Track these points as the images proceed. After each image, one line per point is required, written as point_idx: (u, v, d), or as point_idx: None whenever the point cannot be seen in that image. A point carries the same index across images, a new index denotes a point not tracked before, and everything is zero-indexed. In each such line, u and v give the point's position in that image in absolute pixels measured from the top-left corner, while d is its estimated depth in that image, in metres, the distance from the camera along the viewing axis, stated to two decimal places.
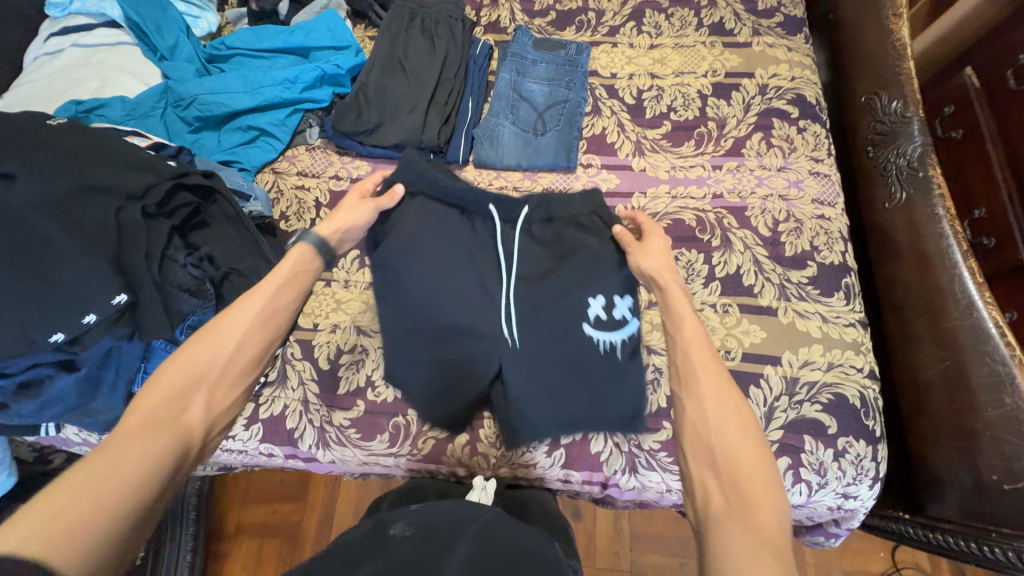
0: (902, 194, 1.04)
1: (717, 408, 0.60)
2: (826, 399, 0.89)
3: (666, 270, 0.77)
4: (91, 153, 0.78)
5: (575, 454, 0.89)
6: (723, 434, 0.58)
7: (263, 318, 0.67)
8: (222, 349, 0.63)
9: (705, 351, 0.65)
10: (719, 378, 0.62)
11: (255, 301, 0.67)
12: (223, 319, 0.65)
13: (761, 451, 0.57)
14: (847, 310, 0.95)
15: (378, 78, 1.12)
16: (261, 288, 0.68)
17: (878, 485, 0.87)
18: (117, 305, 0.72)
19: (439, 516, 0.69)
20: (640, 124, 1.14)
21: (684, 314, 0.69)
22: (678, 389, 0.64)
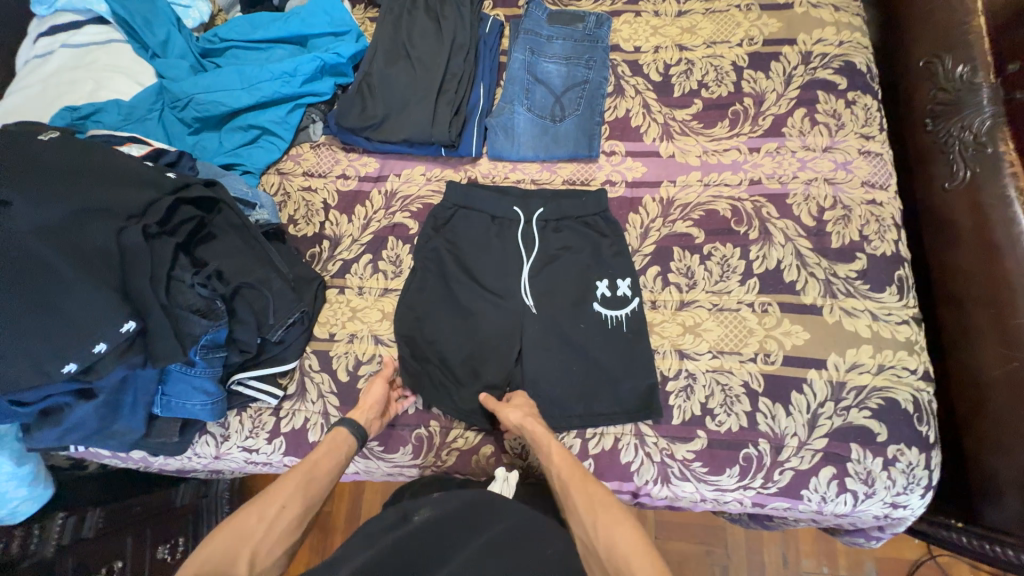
0: (966, 173, 0.93)
1: (591, 512, 0.69)
2: (876, 404, 0.82)
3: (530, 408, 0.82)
4: (85, 170, 0.74)
5: (605, 465, 0.85)
6: (600, 528, 0.67)
7: (312, 486, 0.74)
8: (267, 510, 0.69)
9: (571, 465, 0.75)
10: (588, 489, 0.72)
11: (300, 473, 0.74)
12: (271, 488, 0.72)
13: (632, 524, 0.67)
14: (900, 306, 0.87)
15: (382, 66, 1.03)
16: (308, 461, 0.76)
17: (930, 493, 0.82)
18: (126, 333, 0.69)
19: (467, 499, 0.67)
20: (668, 104, 1.04)
21: (546, 442, 0.77)
22: (564, 508, 0.73)
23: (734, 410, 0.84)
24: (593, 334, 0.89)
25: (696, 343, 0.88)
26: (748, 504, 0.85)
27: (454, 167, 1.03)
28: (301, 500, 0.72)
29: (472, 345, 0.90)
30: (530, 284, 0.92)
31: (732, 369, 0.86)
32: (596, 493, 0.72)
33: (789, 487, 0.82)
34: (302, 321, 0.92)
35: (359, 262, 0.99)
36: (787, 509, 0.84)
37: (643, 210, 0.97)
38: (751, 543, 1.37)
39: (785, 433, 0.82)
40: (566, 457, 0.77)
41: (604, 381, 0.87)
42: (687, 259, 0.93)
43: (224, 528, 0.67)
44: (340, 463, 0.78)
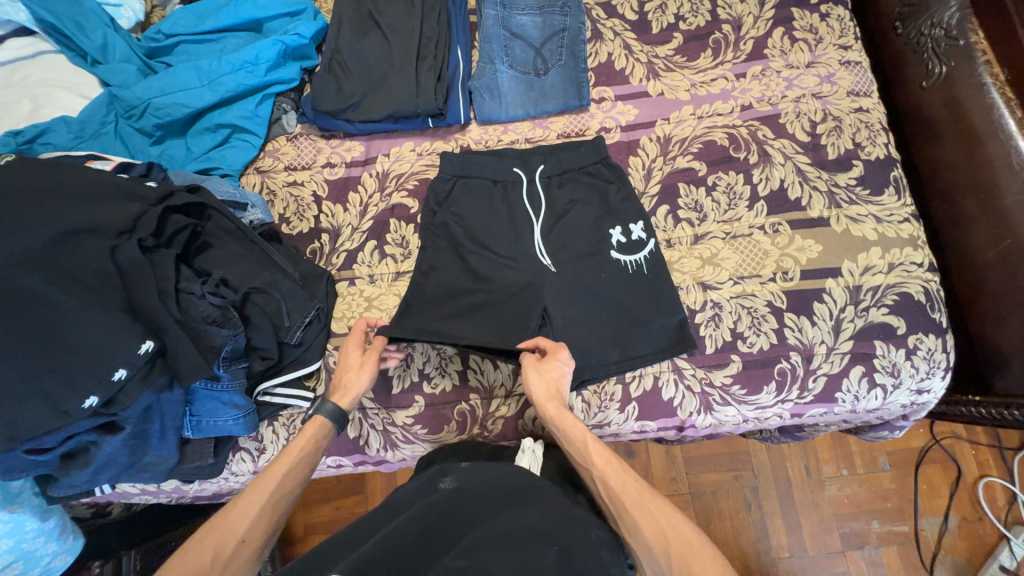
0: (942, 69, 0.96)
1: (657, 537, 0.61)
2: (892, 300, 0.86)
3: (552, 391, 0.76)
4: (58, 190, 0.68)
5: (649, 405, 0.87)
6: (673, 558, 0.59)
7: (278, 503, 0.68)
8: (223, 546, 0.62)
9: (619, 467, 0.68)
10: (647, 498, 0.64)
11: (260, 495, 0.67)
12: (225, 513, 0.65)
13: (713, 553, 0.58)
14: (899, 205, 0.91)
15: (352, 40, 0.97)
16: (267, 477, 0.68)
17: (949, 374, 0.87)
18: (145, 353, 0.66)
19: (498, 481, 0.65)
20: (648, 42, 1.02)
21: (588, 448, 0.70)
22: (620, 523, 0.65)
23: (762, 329, 0.87)
24: (616, 280, 0.89)
25: (716, 273, 0.90)
26: (787, 417, 0.88)
27: (444, 138, 1.00)
28: (263, 525, 0.66)
29: (496, 313, 0.88)
30: (544, 243, 0.91)
31: (755, 291, 0.88)
32: (659, 514, 0.63)
33: (823, 393, 0.86)
34: (319, 319, 0.89)
35: (364, 250, 0.95)
36: (824, 414, 0.88)
37: (642, 151, 0.97)
38: (776, 461, 1.44)
39: (814, 342, 0.86)
40: (614, 460, 0.69)
41: (634, 323, 0.87)
42: (694, 193, 0.94)
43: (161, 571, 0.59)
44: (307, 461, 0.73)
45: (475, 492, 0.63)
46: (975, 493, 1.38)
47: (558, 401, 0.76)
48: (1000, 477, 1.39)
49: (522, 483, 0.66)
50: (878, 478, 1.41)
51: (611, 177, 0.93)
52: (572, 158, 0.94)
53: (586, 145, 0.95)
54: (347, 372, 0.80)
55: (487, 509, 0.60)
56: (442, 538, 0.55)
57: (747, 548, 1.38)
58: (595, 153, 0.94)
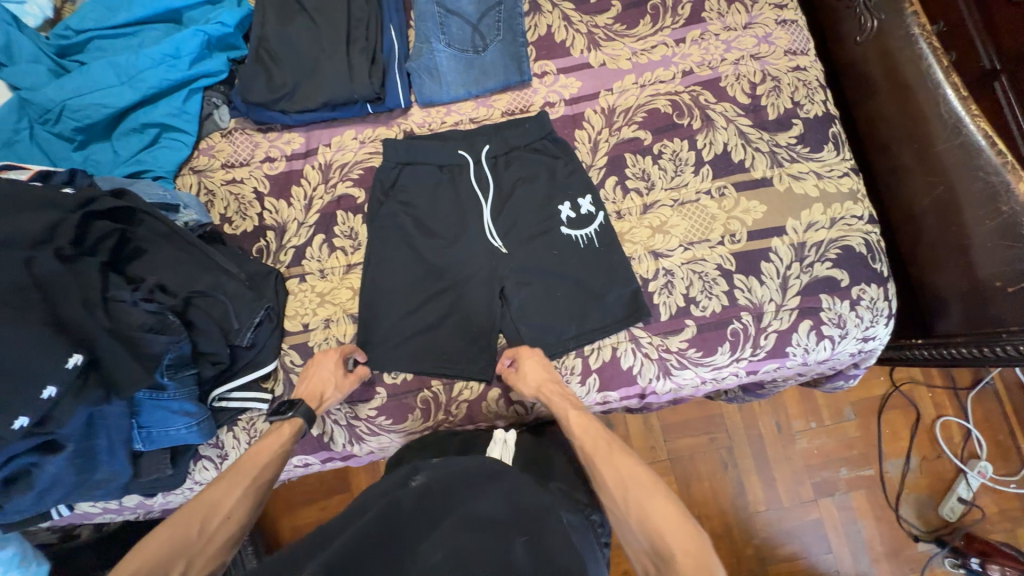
0: (874, 23, 0.97)
1: (617, 484, 0.65)
2: (835, 254, 0.89)
3: (543, 381, 0.80)
4: None
5: (610, 375, 0.88)
6: (631, 502, 0.63)
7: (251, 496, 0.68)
8: (211, 518, 0.64)
9: (592, 431, 0.72)
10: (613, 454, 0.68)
11: (245, 479, 0.69)
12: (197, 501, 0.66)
13: (667, 498, 0.62)
14: (839, 161, 0.93)
15: (276, 26, 0.92)
16: (250, 462, 0.71)
17: (892, 321, 0.91)
18: (75, 367, 0.63)
19: (469, 470, 0.64)
20: (587, 12, 1.01)
21: (564, 413, 0.75)
22: (588, 475, 0.70)
23: (714, 292, 0.88)
24: (569, 255, 0.89)
25: (666, 241, 0.90)
26: (743, 375, 0.91)
27: (386, 124, 0.97)
28: (248, 504, 0.68)
29: (452, 306, 0.88)
30: (494, 224, 0.90)
31: (704, 256, 0.89)
32: (623, 467, 0.67)
33: (775, 349, 0.88)
34: (270, 318, 0.87)
35: (312, 244, 0.93)
36: (777, 369, 0.91)
37: (588, 124, 0.96)
38: (748, 420, 1.49)
39: (763, 301, 0.88)
40: (589, 424, 0.73)
41: (590, 297, 0.88)
42: (641, 162, 0.94)
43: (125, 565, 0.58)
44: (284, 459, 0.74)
45: (444, 484, 0.61)
46: (933, 432, 1.46)
47: (550, 385, 0.80)
48: (955, 415, 1.46)
49: (494, 472, 0.64)
50: (844, 427, 1.48)
51: (558, 152, 0.93)
52: (517, 136, 0.93)
53: (530, 121, 0.93)
54: (318, 375, 0.82)
55: (457, 502, 0.58)
56: (410, 540, 0.53)
57: (725, 505, 1.44)
58: (540, 129, 0.93)
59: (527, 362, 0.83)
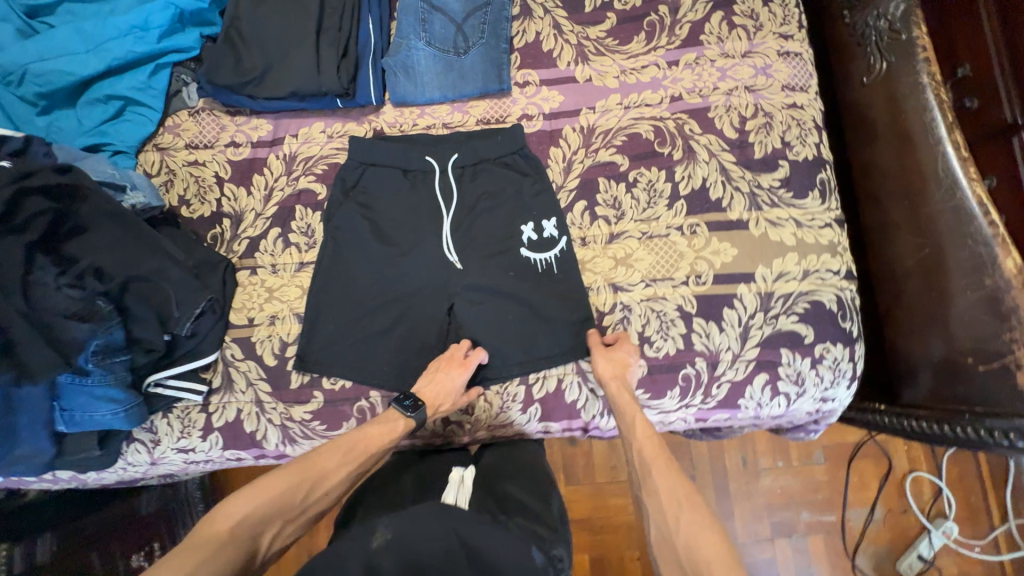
0: (882, 65, 0.91)
1: (670, 498, 0.67)
2: (803, 308, 0.84)
3: (617, 376, 0.78)
4: None
5: (551, 406, 0.86)
6: (682, 523, 0.64)
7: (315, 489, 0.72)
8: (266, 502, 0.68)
9: (655, 443, 0.73)
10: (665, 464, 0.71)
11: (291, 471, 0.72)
12: (265, 483, 0.70)
13: (719, 532, 0.62)
14: (823, 210, 0.88)
15: (250, 7, 0.89)
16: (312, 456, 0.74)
17: (855, 384, 0.87)
18: None
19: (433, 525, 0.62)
20: (580, 22, 0.95)
21: (632, 416, 0.76)
22: (639, 487, 0.72)
23: (670, 334, 0.85)
24: (524, 279, 0.85)
25: (628, 274, 0.87)
26: (691, 421, 0.88)
27: (356, 120, 0.93)
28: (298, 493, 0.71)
29: (399, 321, 0.86)
30: (452, 238, 0.87)
31: (665, 295, 0.86)
32: (679, 487, 0.68)
33: (726, 399, 0.85)
34: (213, 310, 0.86)
35: (267, 237, 0.91)
36: (727, 419, 0.88)
37: (564, 142, 0.92)
38: (714, 452, 1.46)
39: (720, 349, 0.84)
40: (652, 435, 0.74)
41: (542, 325, 0.84)
42: (613, 189, 0.90)
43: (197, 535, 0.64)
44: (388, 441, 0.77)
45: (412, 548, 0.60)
46: (903, 487, 1.42)
47: (623, 385, 0.78)
48: (928, 472, 1.42)
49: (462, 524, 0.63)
50: (812, 470, 1.44)
51: (529, 170, 0.89)
52: (487, 148, 0.89)
53: (502, 134, 0.89)
54: (443, 382, 0.79)
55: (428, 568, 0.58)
56: None
57: None
58: (512, 144, 0.89)
59: (620, 348, 0.80)
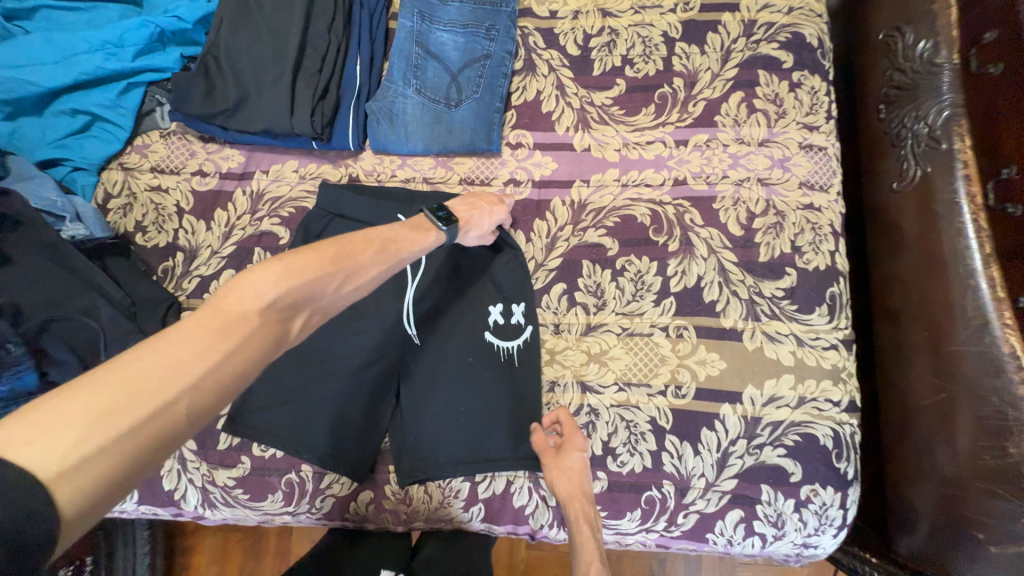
0: (917, 173, 0.80)
1: None
2: (792, 441, 0.74)
3: (573, 491, 0.69)
4: None
5: (496, 508, 0.77)
6: None
7: (313, 286, 0.51)
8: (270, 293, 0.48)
9: None
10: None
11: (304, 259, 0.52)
12: (242, 279, 0.47)
13: None
14: (829, 329, 0.78)
15: (229, 34, 0.83)
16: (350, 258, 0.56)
17: (843, 532, 0.76)
18: None
19: None
20: (586, 85, 0.87)
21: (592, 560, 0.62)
22: None
23: (637, 449, 0.75)
24: (482, 366, 0.77)
25: (601, 373, 0.78)
26: (651, 546, 0.78)
27: (333, 163, 0.87)
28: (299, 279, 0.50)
29: (337, 393, 0.78)
30: (414, 311, 0.79)
31: (639, 404, 0.76)
32: None
33: (693, 531, 0.75)
34: None
35: (219, 278, 0.84)
36: (693, 550, 0.78)
37: (551, 215, 0.84)
38: None
39: (692, 474, 0.74)
40: None
41: (491, 416, 0.76)
42: (597, 274, 0.81)
43: (209, 311, 0.44)
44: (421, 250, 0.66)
45: None
46: None
47: (585, 506, 0.68)
48: None
49: None
50: None
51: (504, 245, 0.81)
52: None
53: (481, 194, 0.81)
54: (483, 210, 0.75)
55: None
56: None
57: None
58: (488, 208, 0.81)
59: (571, 454, 0.70)
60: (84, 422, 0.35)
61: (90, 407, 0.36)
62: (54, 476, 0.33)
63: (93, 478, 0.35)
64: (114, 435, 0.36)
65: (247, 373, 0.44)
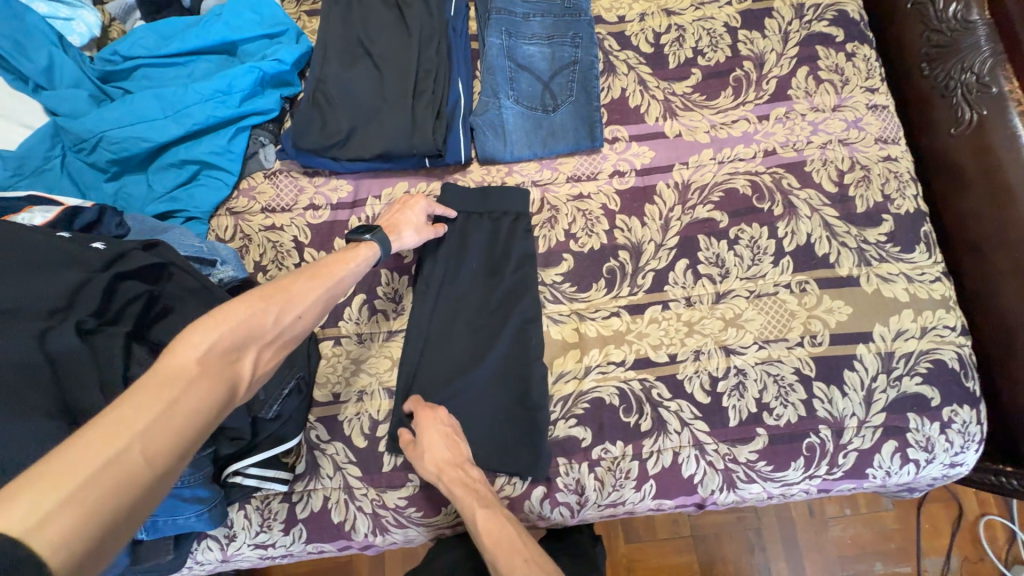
0: (972, 116, 0.90)
1: None
2: (926, 368, 0.80)
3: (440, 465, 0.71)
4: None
5: (667, 483, 0.79)
6: None
7: (251, 328, 0.57)
8: (209, 338, 0.53)
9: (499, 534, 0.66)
10: (495, 518, 0.68)
11: (251, 301, 0.59)
12: (175, 343, 0.52)
13: None
14: (931, 263, 0.85)
15: (339, 70, 0.88)
16: (283, 289, 0.62)
17: (982, 446, 0.82)
18: None
19: None
20: (665, 78, 0.95)
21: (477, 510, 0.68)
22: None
23: (790, 400, 0.80)
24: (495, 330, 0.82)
25: (740, 335, 0.82)
26: (813, 491, 0.82)
27: (442, 179, 0.91)
28: (229, 325, 0.55)
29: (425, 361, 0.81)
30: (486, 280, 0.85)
31: (781, 357, 0.81)
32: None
33: (854, 469, 0.79)
34: (299, 389, 0.78)
35: (351, 304, 0.85)
36: (853, 488, 0.82)
37: (660, 199, 0.89)
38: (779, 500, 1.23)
39: (845, 415, 0.79)
40: (497, 527, 0.67)
41: (440, 386, 0.80)
42: (715, 246, 0.86)
43: (152, 375, 0.48)
44: (356, 265, 0.72)
45: None
46: (978, 533, 1.19)
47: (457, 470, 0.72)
48: None
49: None
50: None
51: (473, 240, 0.87)
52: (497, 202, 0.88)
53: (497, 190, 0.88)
54: (406, 211, 0.81)
55: None
56: None
57: None
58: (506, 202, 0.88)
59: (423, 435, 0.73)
60: (44, 482, 0.37)
61: (54, 468, 0.38)
62: (25, 529, 0.34)
63: (71, 522, 0.36)
64: (73, 486, 0.38)
65: (197, 415, 0.48)
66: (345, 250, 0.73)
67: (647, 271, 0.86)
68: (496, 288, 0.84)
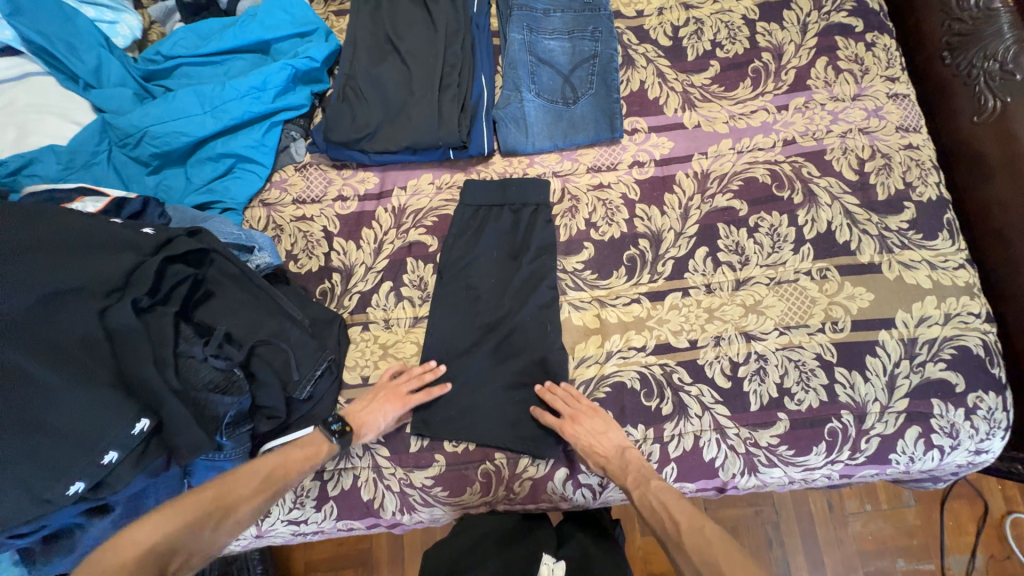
0: (996, 103, 0.90)
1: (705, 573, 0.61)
2: (950, 354, 0.80)
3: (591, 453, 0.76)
4: (55, 242, 0.63)
5: (689, 466, 0.80)
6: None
7: (194, 529, 0.60)
8: (148, 537, 0.57)
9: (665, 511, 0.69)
10: (654, 499, 0.71)
11: (202, 498, 0.62)
12: (123, 538, 0.57)
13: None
14: (954, 250, 0.85)
15: (368, 66, 0.92)
16: (238, 482, 0.65)
17: (1009, 433, 0.81)
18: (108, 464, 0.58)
19: None
20: (684, 70, 0.96)
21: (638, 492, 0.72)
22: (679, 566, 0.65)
23: (811, 385, 0.80)
24: (514, 314, 0.84)
25: (760, 322, 0.83)
26: (835, 477, 0.82)
27: (465, 171, 0.93)
28: (179, 521, 0.59)
29: (443, 346, 0.84)
30: (508, 267, 0.88)
31: (802, 343, 0.82)
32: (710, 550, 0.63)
33: (876, 455, 0.80)
34: (331, 369, 0.81)
35: (378, 291, 0.87)
36: (875, 474, 0.83)
37: (679, 188, 0.90)
38: (798, 494, 1.22)
39: (867, 401, 0.80)
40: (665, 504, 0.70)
41: (458, 366, 0.83)
42: (734, 234, 0.88)
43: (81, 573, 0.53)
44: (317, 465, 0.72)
45: None
46: (1004, 530, 1.17)
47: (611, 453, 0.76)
48: None
49: None
50: None
51: (493, 229, 0.89)
52: (518, 193, 0.90)
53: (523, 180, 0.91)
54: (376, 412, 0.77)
55: None
56: None
57: None
58: (529, 191, 0.90)
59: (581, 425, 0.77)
60: None
61: None
62: None
63: None
64: None
65: None
66: (309, 445, 0.73)
67: (667, 258, 0.87)
68: (516, 273, 0.86)
